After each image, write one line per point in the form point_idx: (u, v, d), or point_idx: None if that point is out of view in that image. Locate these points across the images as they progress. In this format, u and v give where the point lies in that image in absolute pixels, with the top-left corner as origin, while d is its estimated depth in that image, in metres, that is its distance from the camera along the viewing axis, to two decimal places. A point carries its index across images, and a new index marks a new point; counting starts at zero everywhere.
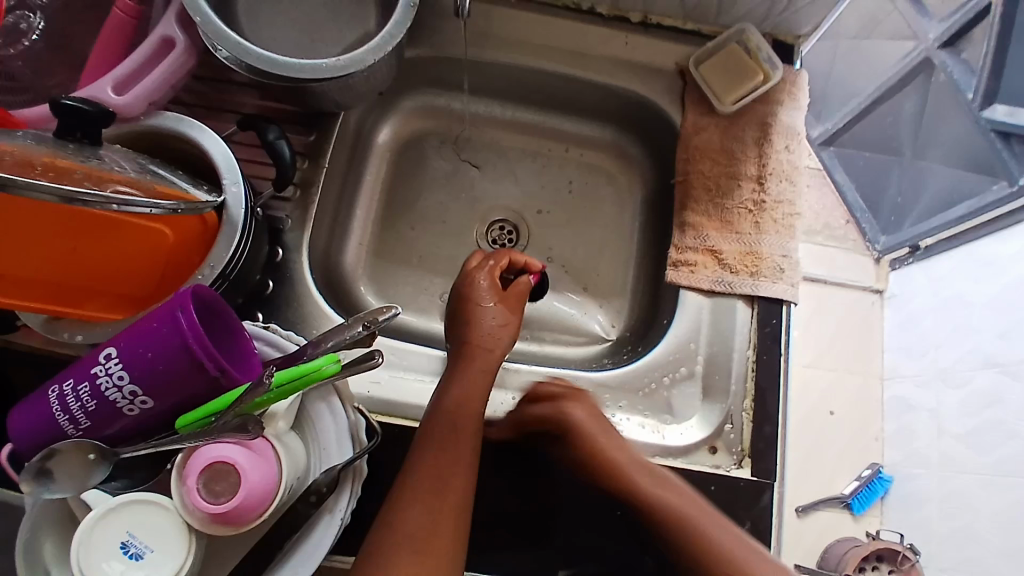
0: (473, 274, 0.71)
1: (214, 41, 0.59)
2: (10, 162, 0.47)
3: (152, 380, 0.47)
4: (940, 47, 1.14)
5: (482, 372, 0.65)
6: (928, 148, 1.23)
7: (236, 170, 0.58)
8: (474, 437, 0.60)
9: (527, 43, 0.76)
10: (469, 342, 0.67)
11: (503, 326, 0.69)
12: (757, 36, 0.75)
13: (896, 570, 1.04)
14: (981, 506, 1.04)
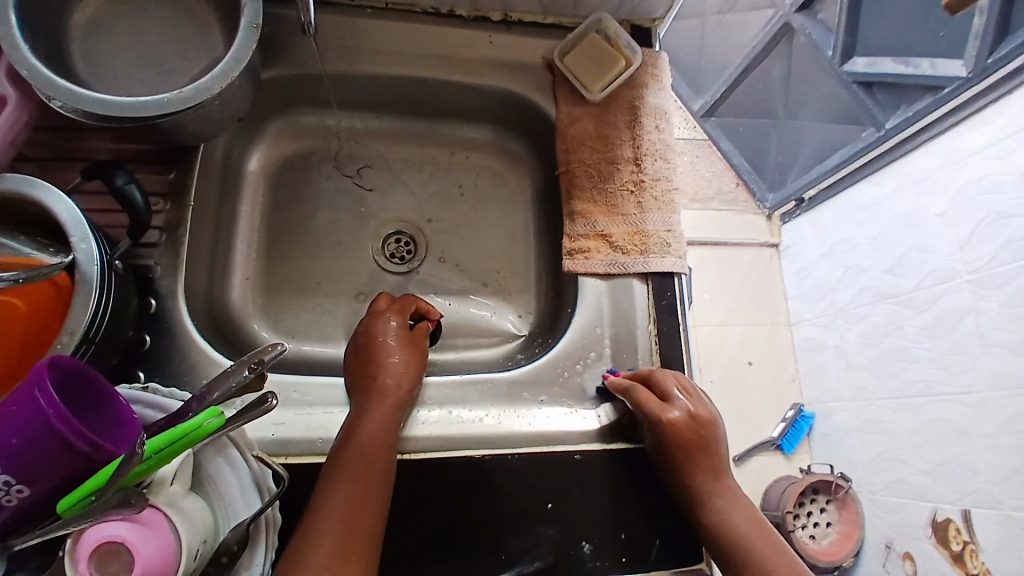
0: (383, 314, 0.72)
1: (46, 92, 0.54)
2: None
3: (23, 466, 0.43)
4: (796, 10, 1.21)
5: (393, 407, 0.64)
6: (800, 107, 1.30)
7: (84, 226, 0.53)
8: (383, 479, 0.59)
9: (391, 52, 0.75)
10: (374, 378, 0.66)
11: (410, 360, 0.69)
12: (615, 24, 0.77)
13: (832, 499, 1.17)
14: (897, 429, 1.10)
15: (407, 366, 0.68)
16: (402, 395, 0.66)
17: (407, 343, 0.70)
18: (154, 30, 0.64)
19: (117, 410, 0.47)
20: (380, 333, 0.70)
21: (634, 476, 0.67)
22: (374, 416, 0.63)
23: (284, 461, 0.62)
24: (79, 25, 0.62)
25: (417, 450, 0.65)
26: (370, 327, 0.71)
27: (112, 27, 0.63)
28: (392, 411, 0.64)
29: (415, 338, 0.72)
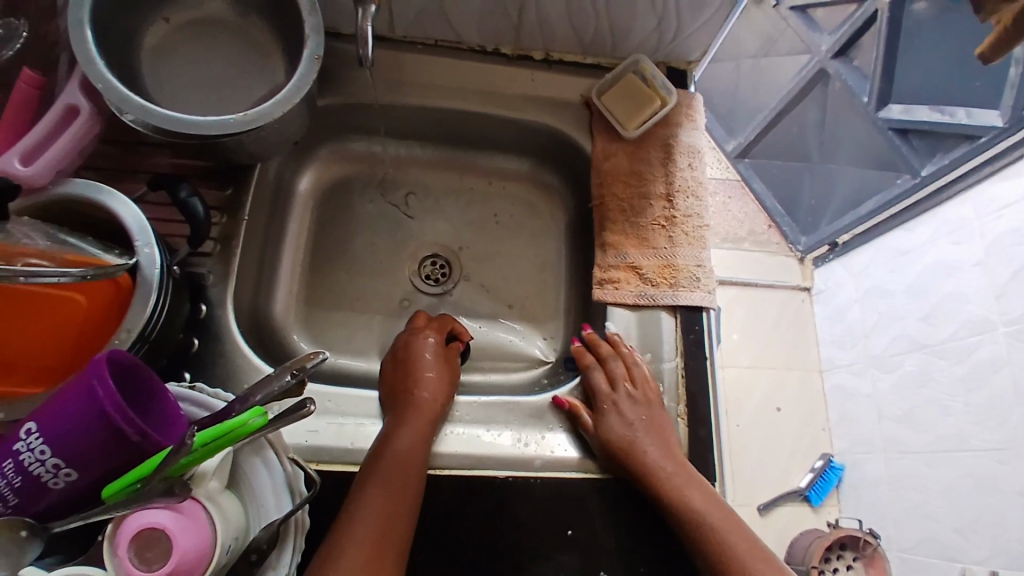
0: (422, 331, 0.77)
1: (122, 107, 0.58)
2: None
3: (75, 452, 0.46)
4: (832, 57, 1.23)
5: (426, 421, 0.67)
6: (835, 150, 1.31)
7: (149, 232, 0.57)
8: (417, 489, 0.61)
9: (437, 85, 0.79)
10: (411, 393, 0.69)
11: (444, 375, 0.73)
12: (652, 65, 0.79)
13: (860, 556, 1.11)
14: (929, 482, 1.08)
15: (439, 383, 0.72)
16: (436, 409, 0.69)
17: (442, 362, 0.74)
18: (220, 56, 0.69)
19: (167, 406, 0.49)
20: (417, 350, 0.74)
21: (607, 473, 0.69)
22: (411, 427, 0.65)
23: (316, 467, 0.64)
24: (150, 48, 0.67)
25: (445, 466, 0.67)
26: (408, 349, 0.74)
27: (181, 52, 0.69)
28: (427, 423, 0.67)
29: (449, 358, 0.75)
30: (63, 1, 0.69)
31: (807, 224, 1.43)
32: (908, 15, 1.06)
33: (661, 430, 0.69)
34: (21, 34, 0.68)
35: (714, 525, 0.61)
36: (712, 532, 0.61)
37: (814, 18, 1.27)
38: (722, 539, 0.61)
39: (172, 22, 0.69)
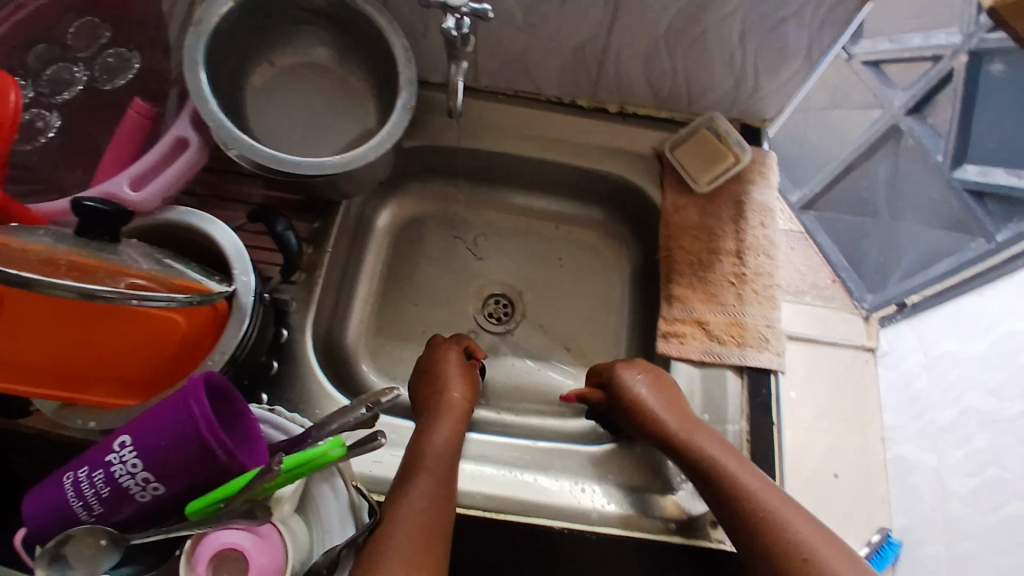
0: (447, 343, 0.81)
1: (227, 142, 0.61)
2: (34, 262, 0.47)
3: (166, 468, 0.48)
4: (906, 113, 1.22)
5: (456, 421, 0.71)
6: (904, 208, 1.30)
7: (246, 261, 0.61)
8: (451, 479, 0.64)
9: (515, 133, 0.82)
10: (440, 398, 0.73)
11: (468, 384, 0.77)
12: (726, 123, 0.80)
13: None
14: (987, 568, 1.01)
15: (464, 389, 0.76)
16: (464, 409, 0.73)
17: (466, 372, 0.78)
18: (317, 99, 0.74)
19: (249, 428, 0.52)
20: (444, 359, 0.78)
21: (638, 507, 0.69)
22: (443, 426, 0.70)
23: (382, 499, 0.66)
24: (255, 87, 0.72)
25: (500, 509, 0.67)
26: (438, 355, 0.79)
27: (281, 94, 0.73)
28: (456, 421, 0.71)
29: (470, 368, 0.79)
30: (178, 39, 0.74)
31: (874, 282, 1.38)
32: (988, 76, 1.06)
33: (683, 408, 0.69)
34: (133, 64, 0.71)
35: (749, 484, 0.60)
36: (746, 493, 0.59)
37: (885, 71, 1.26)
38: (756, 497, 0.59)
39: (275, 65, 0.73)
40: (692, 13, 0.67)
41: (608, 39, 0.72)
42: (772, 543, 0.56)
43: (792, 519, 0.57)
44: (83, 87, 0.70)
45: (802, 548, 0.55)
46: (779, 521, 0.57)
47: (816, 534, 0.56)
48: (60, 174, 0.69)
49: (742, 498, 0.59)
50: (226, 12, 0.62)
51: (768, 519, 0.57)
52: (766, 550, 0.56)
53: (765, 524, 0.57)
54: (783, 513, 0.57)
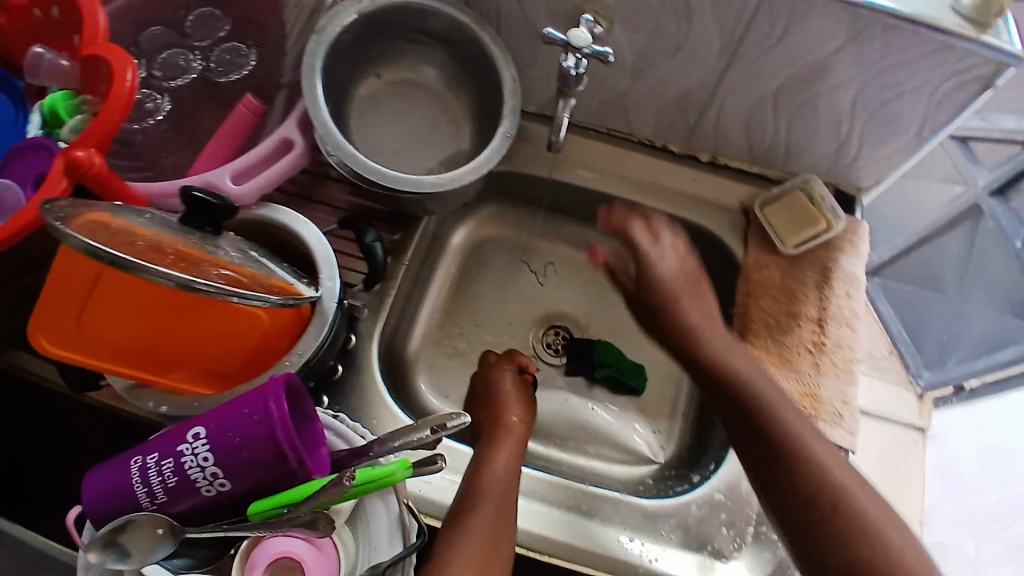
0: (506, 359, 0.81)
1: (329, 148, 0.63)
2: (144, 248, 0.48)
3: (236, 465, 0.48)
4: (989, 194, 1.07)
5: (515, 442, 0.71)
6: (977, 284, 1.11)
7: (333, 266, 0.61)
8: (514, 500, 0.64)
9: (602, 170, 0.82)
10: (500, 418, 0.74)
11: (525, 405, 0.77)
12: (821, 185, 0.78)
13: None
14: None
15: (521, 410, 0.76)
16: (524, 434, 0.73)
17: (523, 391, 0.78)
18: (417, 116, 0.77)
19: (314, 430, 0.52)
20: (501, 377, 0.78)
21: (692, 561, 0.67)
22: (505, 449, 0.69)
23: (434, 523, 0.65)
24: (360, 97, 0.75)
25: (553, 554, 0.67)
26: (496, 375, 0.78)
27: (384, 106, 0.76)
28: (518, 445, 0.70)
29: (527, 390, 0.79)
30: (292, 33, 0.72)
31: (933, 358, 1.17)
32: None
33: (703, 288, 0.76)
34: (247, 62, 0.73)
35: (789, 424, 0.63)
36: (785, 436, 0.63)
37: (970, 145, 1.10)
38: (799, 441, 0.62)
39: (382, 78, 0.75)
40: (807, 75, 0.66)
41: (715, 90, 0.71)
42: (813, 481, 0.60)
43: (826, 461, 0.61)
44: (197, 75, 0.72)
45: (844, 492, 0.59)
46: (820, 466, 0.61)
47: (851, 481, 0.60)
48: (161, 157, 0.70)
49: (786, 440, 0.62)
50: (348, 24, 0.66)
51: (804, 457, 0.61)
52: (802, 490, 0.60)
53: (799, 469, 0.61)
54: (817, 454, 0.61)
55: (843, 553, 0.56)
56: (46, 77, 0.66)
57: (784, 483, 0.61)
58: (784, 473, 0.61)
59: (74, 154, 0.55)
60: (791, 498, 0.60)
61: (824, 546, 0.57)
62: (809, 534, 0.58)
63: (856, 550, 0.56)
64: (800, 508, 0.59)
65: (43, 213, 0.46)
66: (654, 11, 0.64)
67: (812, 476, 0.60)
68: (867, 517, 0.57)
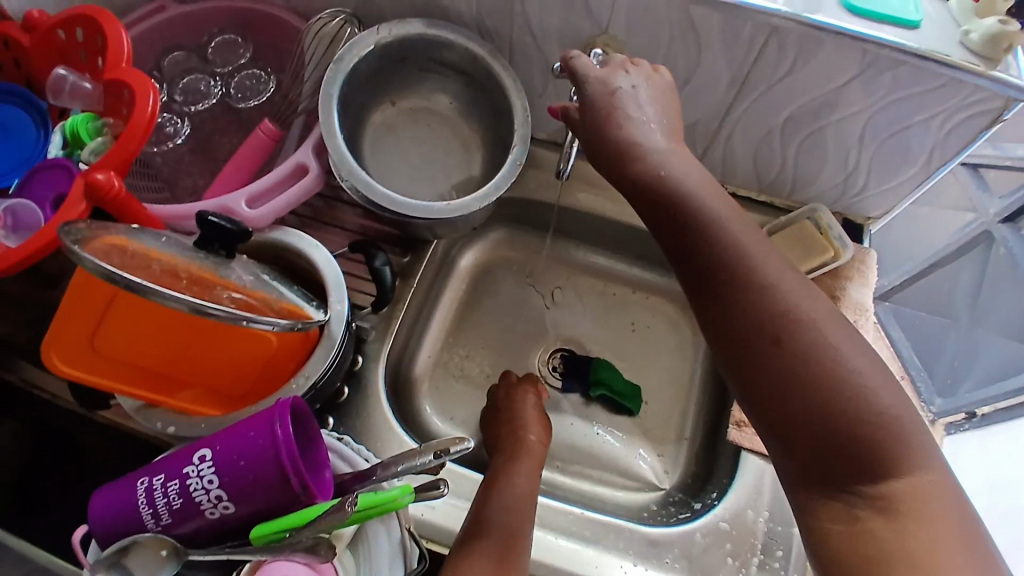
0: (525, 380, 0.82)
1: (342, 173, 0.65)
2: (159, 271, 0.50)
3: (242, 488, 0.48)
4: (1000, 221, 0.95)
5: (531, 460, 0.72)
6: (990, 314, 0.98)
7: (342, 290, 0.62)
8: (527, 518, 0.65)
9: (608, 197, 0.84)
10: (518, 435, 0.75)
11: (543, 425, 0.78)
12: (829, 216, 0.77)
13: None
14: None
15: (539, 430, 0.77)
16: (542, 454, 0.74)
17: (541, 412, 0.79)
18: (430, 142, 0.79)
19: (318, 453, 0.53)
20: (519, 398, 0.79)
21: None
22: (523, 467, 0.71)
23: (440, 549, 0.66)
24: (374, 124, 0.77)
25: None
26: (519, 396, 0.79)
27: (398, 132, 0.78)
28: (535, 465, 0.72)
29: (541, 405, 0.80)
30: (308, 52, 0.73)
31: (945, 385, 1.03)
32: None
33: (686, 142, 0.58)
34: (266, 88, 0.75)
35: (743, 243, 0.52)
36: (743, 252, 0.51)
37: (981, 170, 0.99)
38: (779, 293, 0.50)
39: (396, 105, 0.78)
40: (815, 106, 0.67)
41: (724, 120, 0.72)
42: (763, 300, 0.49)
43: (792, 293, 0.49)
44: (217, 100, 0.75)
45: (805, 328, 0.48)
46: (779, 299, 0.49)
47: (831, 325, 0.49)
48: (178, 177, 0.73)
49: (744, 270, 0.50)
50: (365, 53, 0.69)
51: (773, 290, 0.50)
52: (756, 323, 0.49)
53: (760, 285, 0.50)
54: (785, 293, 0.49)
55: (812, 441, 0.47)
56: (68, 98, 0.68)
57: (735, 311, 0.50)
58: (724, 288, 0.51)
59: (93, 177, 0.56)
60: (743, 330, 0.49)
61: (768, 385, 0.48)
62: (761, 369, 0.48)
63: (795, 369, 0.47)
64: (757, 343, 0.49)
65: (61, 234, 0.47)
66: (663, 43, 0.65)
67: (763, 290, 0.50)
68: (816, 340, 0.48)
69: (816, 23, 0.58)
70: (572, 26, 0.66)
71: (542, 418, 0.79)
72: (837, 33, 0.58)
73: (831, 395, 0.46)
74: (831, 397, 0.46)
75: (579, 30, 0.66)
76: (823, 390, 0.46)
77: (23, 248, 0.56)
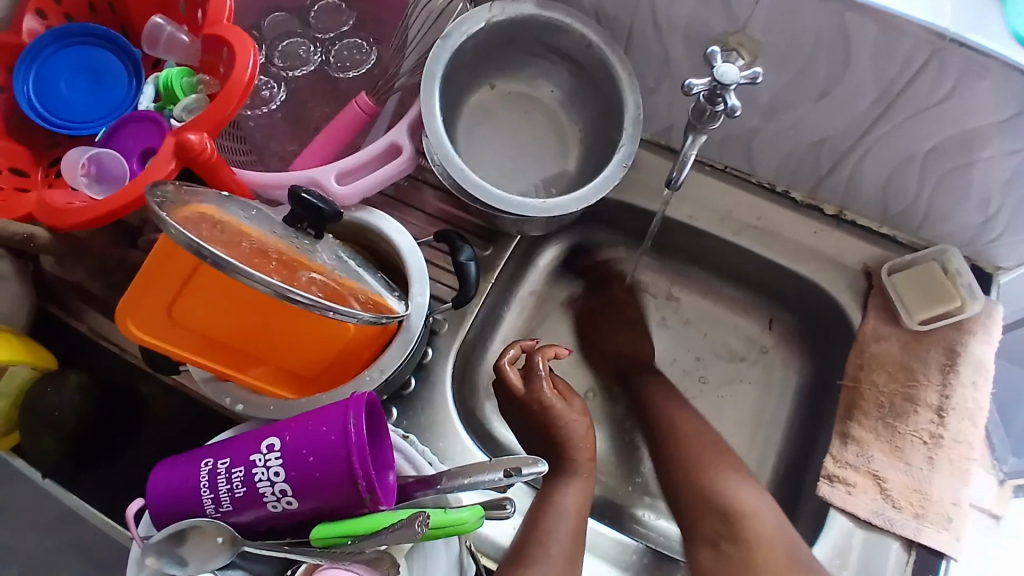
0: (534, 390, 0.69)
1: (437, 157, 0.62)
2: (250, 252, 0.48)
3: (307, 485, 0.46)
4: None
5: (585, 483, 0.66)
6: None
7: (426, 282, 0.59)
8: (575, 540, 0.61)
9: (706, 209, 0.77)
10: (570, 455, 0.68)
11: (585, 427, 0.70)
12: (961, 260, 0.70)
13: None
14: None
15: (586, 429, 0.70)
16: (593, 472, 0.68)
17: (575, 407, 0.70)
18: (528, 132, 0.74)
19: (382, 454, 0.49)
20: (557, 417, 0.69)
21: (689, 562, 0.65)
22: (574, 487, 0.65)
23: (490, 566, 0.62)
24: (471, 107, 0.73)
25: None
26: (552, 413, 0.69)
27: (496, 118, 0.74)
28: (588, 489, 0.66)
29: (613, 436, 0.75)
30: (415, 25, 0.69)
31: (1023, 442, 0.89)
32: None
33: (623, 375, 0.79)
34: (366, 58, 0.71)
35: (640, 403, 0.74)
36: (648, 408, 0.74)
37: None
38: (675, 440, 0.70)
39: (495, 89, 0.74)
40: (962, 141, 0.60)
41: (859, 140, 0.65)
42: (684, 464, 0.68)
43: (694, 442, 0.69)
44: (315, 68, 0.72)
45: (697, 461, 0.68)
46: (705, 467, 0.67)
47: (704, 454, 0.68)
48: (269, 144, 0.70)
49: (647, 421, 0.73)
50: (475, 31, 0.64)
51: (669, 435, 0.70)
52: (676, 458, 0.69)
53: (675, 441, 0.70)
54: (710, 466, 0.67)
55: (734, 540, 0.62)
56: (163, 49, 0.66)
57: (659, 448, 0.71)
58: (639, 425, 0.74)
59: (186, 138, 0.53)
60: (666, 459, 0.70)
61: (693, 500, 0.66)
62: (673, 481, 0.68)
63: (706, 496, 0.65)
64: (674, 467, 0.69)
65: (148, 196, 0.45)
66: (805, 51, 0.58)
67: (681, 457, 0.69)
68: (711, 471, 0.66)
69: (984, 48, 0.51)
70: (705, 21, 0.60)
71: (584, 416, 0.70)
72: (1008, 65, 0.51)
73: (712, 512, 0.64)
74: (708, 508, 0.65)
75: (712, 26, 0.60)
76: (706, 518, 0.65)
77: (109, 203, 0.54)
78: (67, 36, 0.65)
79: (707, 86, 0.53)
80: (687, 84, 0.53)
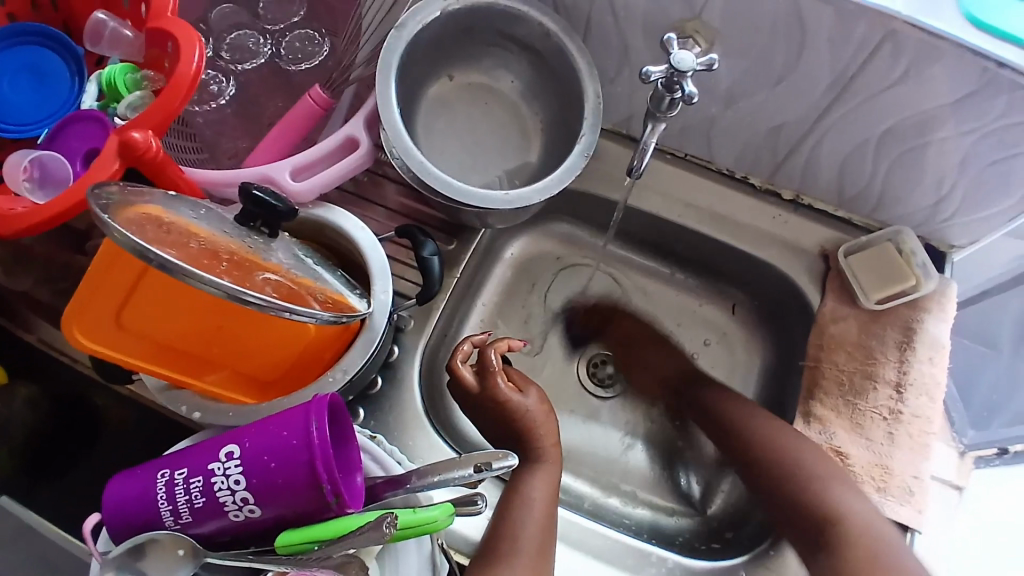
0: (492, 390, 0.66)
1: (394, 151, 0.60)
2: (201, 252, 0.46)
3: (269, 491, 0.45)
4: None
5: (552, 476, 0.65)
6: None
7: (387, 278, 0.58)
8: (546, 534, 0.60)
9: (669, 196, 0.77)
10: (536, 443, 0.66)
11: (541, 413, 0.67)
12: (914, 241, 0.72)
13: None
14: None
15: (546, 413, 0.68)
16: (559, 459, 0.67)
17: (528, 391, 0.68)
18: (487, 123, 0.74)
19: (347, 456, 0.48)
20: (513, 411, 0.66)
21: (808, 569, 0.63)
22: (538, 475, 0.65)
23: (463, 562, 0.62)
24: (429, 99, 0.72)
25: None
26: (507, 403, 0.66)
27: (455, 109, 0.73)
28: (553, 475, 0.66)
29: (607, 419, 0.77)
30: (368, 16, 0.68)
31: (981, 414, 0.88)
32: None
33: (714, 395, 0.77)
34: (319, 51, 0.69)
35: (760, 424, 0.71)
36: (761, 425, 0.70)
37: None
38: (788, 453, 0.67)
39: (453, 81, 0.73)
40: (917, 121, 0.60)
41: (815, 125, 0.66)
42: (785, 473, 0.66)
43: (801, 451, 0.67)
44: (266, 60, 0.69)
45: (804, 469, 0.65)
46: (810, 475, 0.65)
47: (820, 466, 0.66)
48: (220, 141, 0.68)
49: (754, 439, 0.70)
50: (431, 21, 0.63)
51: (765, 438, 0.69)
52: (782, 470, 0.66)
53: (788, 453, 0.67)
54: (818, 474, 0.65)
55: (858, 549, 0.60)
56: (106, 46, 0.63)
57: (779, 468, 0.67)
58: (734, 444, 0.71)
59: (130, 137, 0.51)
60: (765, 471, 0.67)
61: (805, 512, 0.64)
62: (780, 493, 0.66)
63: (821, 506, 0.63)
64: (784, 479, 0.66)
65: (89, 197, 0.43)
66: (762, 36, 0.58)
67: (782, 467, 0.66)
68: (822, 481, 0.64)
69: (935, 31, 0.52)
70: (662, 8, 0.59)
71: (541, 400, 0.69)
72: (959, 46, 0.52)
73: (821, 518, 0.63)
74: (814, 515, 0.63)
75: (668, 13, 0.60)
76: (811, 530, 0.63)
77: (50, 208, 0.52)
78: (9, 36, 0.62)
79: (665, 73, 0.53)
80: (644, 72, 0.53)
